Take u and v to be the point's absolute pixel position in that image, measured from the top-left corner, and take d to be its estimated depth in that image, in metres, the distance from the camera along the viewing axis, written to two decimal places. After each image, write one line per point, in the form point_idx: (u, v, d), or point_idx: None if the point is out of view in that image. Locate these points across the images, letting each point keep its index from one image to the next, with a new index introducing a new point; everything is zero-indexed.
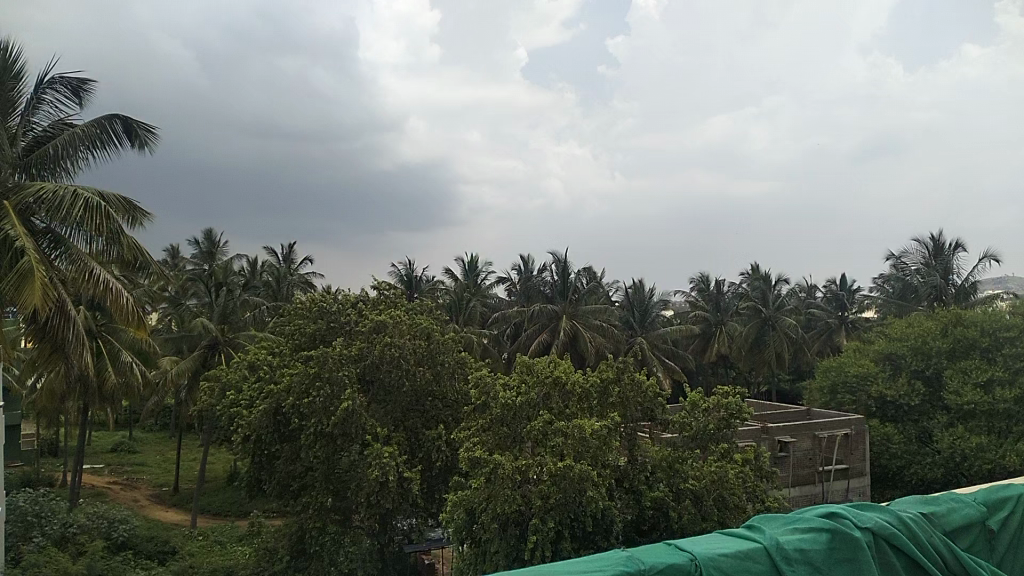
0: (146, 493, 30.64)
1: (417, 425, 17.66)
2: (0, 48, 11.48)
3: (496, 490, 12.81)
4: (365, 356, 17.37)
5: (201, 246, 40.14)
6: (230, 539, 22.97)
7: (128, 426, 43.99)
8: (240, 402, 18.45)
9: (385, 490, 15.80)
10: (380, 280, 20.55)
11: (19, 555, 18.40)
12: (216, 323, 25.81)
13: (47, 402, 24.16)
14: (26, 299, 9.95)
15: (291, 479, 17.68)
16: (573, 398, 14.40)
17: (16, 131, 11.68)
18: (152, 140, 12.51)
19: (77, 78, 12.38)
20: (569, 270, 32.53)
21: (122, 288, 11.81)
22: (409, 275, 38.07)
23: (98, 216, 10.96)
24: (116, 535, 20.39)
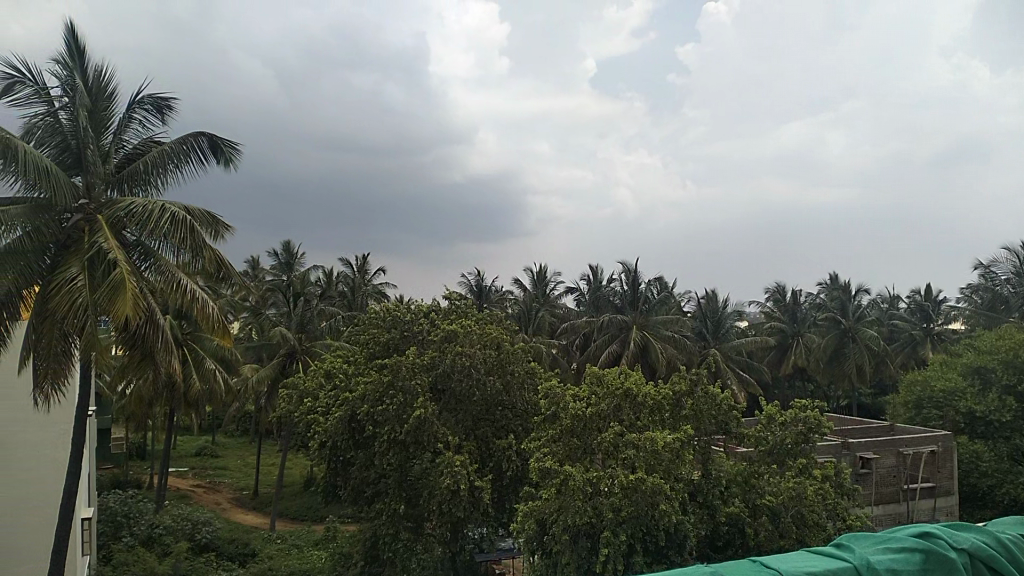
0: (228, 496, 31.69)
1: (487, 434, 17.74)
2: (95, 70, 12.12)
3: (566, 501, 12.77)
4: (437, 365, 17.60)
5: (280, 257, 41.36)
6: (306, 543, 23.48)
7: (211, 431, 45.66)
8: (317, 409, 18.92)
9: (457, 499, 15.96)
10: (451, 291, 20.80)
11: (110, 554, 19.27)
12: (293, 332, 26.62)
13: (136, 407, 25.30)
14: (119, 307, 10.50)
15: (365, 485, 17.96)
16: (644, 410, 14.05)
17: (109, 149, 12.32)
18: (235, 156, 12.93)
19: (164, 97, 12.95)
20: (639, 281, 32.17)
21: (208, 298, 12.26)
22: (479, 285, 38.37)
23: (184, 229, 11.46)
24: (199, 536, 21.10)
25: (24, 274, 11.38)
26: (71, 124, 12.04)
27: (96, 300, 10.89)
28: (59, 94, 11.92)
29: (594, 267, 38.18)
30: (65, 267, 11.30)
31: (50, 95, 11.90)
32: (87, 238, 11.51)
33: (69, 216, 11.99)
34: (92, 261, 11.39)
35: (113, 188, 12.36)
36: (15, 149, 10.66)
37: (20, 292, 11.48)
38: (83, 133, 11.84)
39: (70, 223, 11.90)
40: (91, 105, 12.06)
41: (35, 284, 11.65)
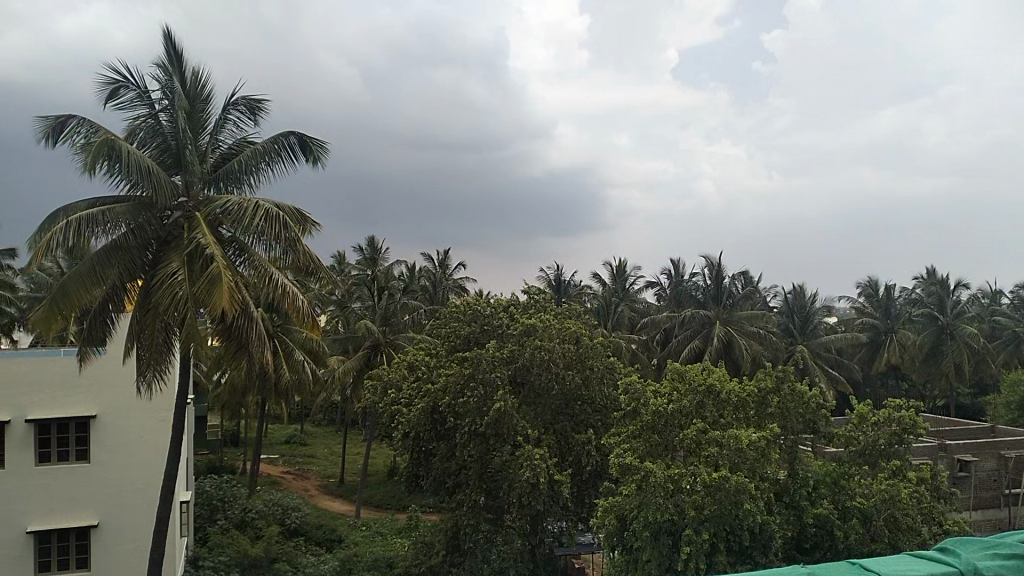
0: (315, 483, 32.76)
1: (566, 428, 17.75)
2: (192, 74, 12.68)
3: (646, 498, 12.69)
4: (516, 359, 17.68)
5: (364, 252, 42.38)
6: (390, 531, 24.02)
7: (300, 420, 47.30)
8: (400, 401, 19.34)
9: (536, 492, 16.06)
10: (530, 285, 20.88)
11: (206, 536, 20.26)
12: (378, 325, 27.33)
13: (230, 396, 26.44)
14: (217, 300, 10.98)
15: (446, 476, 18.22)
16: (728, 407, 13.76)
17: (205, 149, 12.87)
18: (323, 155, 13.28)
19: (256, 99, 13.44)
20: (723, 275, 31.48)
21: (298, 292, 12.66)
22: (558, 279, 38.42)
23: (276, 226, 11.88)
24: (289, 521, 21.87)
25: (129, 267, 12.06)
26: (171, 125, 12.65)
27: (194, 293, 11.43)
28: (160, 97, 12.53)
29: (675, 261, 37.59)
30: (166, 262, 11.90)
31: (152, 97, 12.52)
32: (187, 233, 12.08)
33: (169, 214, 12.62)
34: (191, 256, 11.93)
35: (210, 187, 12.91)
36: (119, 149, 11.29)
37: (125, 285, 12.18)
38: (181, 134, 12.42)
39: (171, 221, 12.51)
40: (189, 107, 12.64)
41: (138, 278, 12.33)
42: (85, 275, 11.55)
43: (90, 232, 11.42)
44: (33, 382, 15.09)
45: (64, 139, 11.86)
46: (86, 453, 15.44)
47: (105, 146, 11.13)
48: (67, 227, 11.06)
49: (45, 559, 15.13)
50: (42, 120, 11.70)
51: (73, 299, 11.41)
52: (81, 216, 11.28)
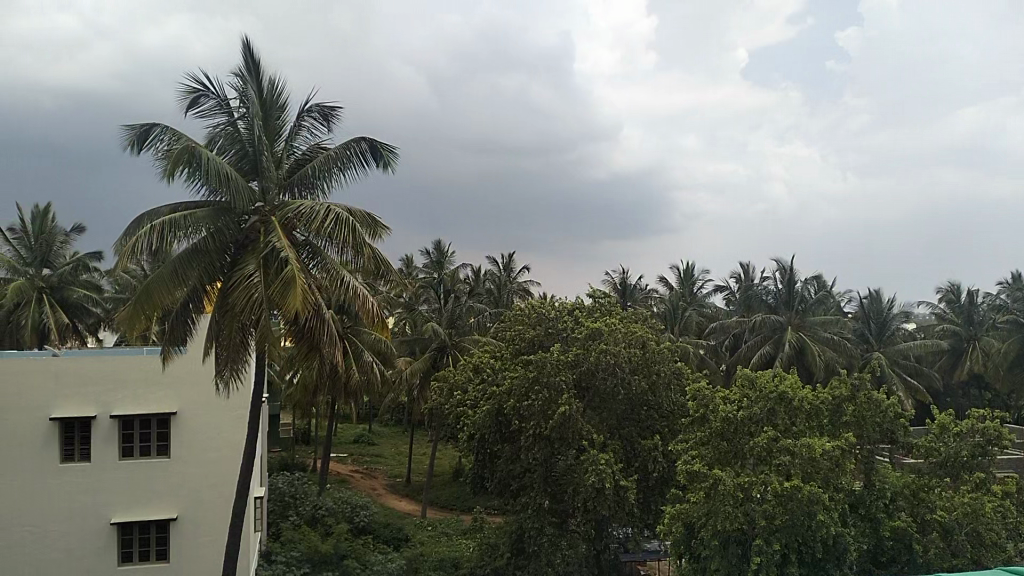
0: (383, 482, 33.36)
1: (632, 434, 17.58)
2: (269, 82, 13.07)
3: (716, 505, 12.51)
4: (581, 362, 17.49)
5: (431, 256, 42.90)
6: (455, 531, 24.22)
7: (368, 420, 48.22)
8: (465, 402, 19.54)
9: (602, 497, 16.03)
10: (595, 289, 20.81)
11: (280, 531, 20.90)
12: (444, 328, 27.66)
13: (302, 395, 27.16)
14: (290, 302, 11.33)
15: (511, 479, 18.31)
16: (801, 415, 13.38)
17: (281, 156, 13.24)
18: (393, 159, 13.47)
19: (329, 106, 13.77)
20: (795, 278, 30.68)
21: (368, 294, 12.91)
22: (624, 283, 38.13)
23: (347, 230, 12.15)
24: (358, 519, 22.29)
25: (208, 270, 12.53)
26: (248, 132, 13.07)
27: (270, 295, 11.80)
28: (238, 105, 12.97)
29: (745, 264, 36.86)
30: (243, 264, 12.32)
31: (231, 105, 12.96)
32: (263, 237, 12.45)
33: (246, 218, 13.04)
34: (267, 259, 12.31)
35: (285, 192, 13.28)
36: (199, 157, 11.72)
37: (205, 286, 12.66)
38: (259, 141, 12.83)
39: (248, 225, 12.93)
40: (265, 115, 13.04)
41: (217, 280, 12.80)
42: (168, 276, 12.05)
43: (172, 236, 11.91)
44: (117, 379, 15.81)
45: (148, 147, 12.36)
46: (166, 449, 16.07)
47: (187, 153, 11.57)
48: (152, 231, 11.56)
49: (128, 549, 15.84)
50: (129, 128, 12.24)
51: (156, 299, 11.94)
52: (165, 220, 11.78)
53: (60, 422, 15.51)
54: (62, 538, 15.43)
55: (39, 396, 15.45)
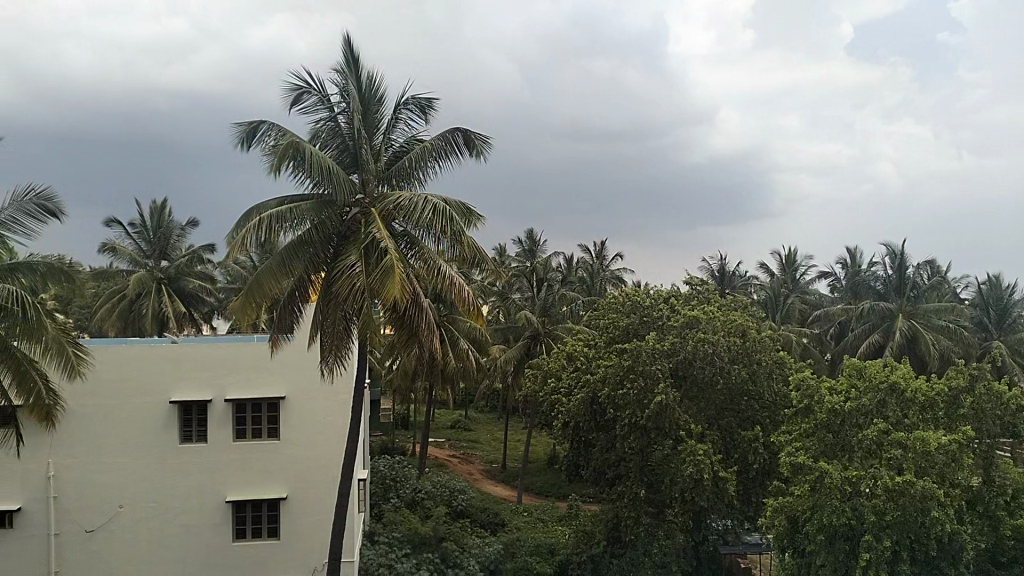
0: (479, 468, 33.90)
1: (731, 424, 17.23)
2: (367, 77, 13.39)
3: (822, 499, 12.20)
4: (678, 350, 17.23)
5: (524, 245, 43.08)
6: (551, 518, 24.36)
7: (464, 406, 49.06)
8: (560, 390, 19.58)
9: (700, 488, 15.91)
10: (692, 276, 20.45)
11: (381, 512, 21.60)
12: (538, 316, 27.81)
13: (401, 381, 27.88)
14: (389, 290, 11.63)
15: (606, 468, 18.22)
16: (913, 407, 12.80)
17: (379, 148, 13.55)
18: (486, 148, 13.56)
19: (425, 97, 14.00)
20: (906, 264, 29.16)
21: (464, 283, 13.08)
22: (722, 270, 37.26)
23: (444, 220, 12.34)
24: (455, 503, 22.75)
25: (312, 261, 12.99)
26: (348, 126, 13.46)
27: (371, 284, 12.16)
28: (339, 100, 13.35)
29: (851, 249, 35.31)
30: (345, 255, 12.71)
31: (332, 101, 13.37)
32: (363, 229, 12.80)
33: (347, 210, 13.44)
34: (368, 249, 12.66)
35: (383, 184, 13.59)
36: (303, 151, 12.16)
37: (309, 277, 13.13)
38: (359, 135, 13.20)
39: (349, 217, 13.32)
40: (365, 109, 13.37)
41: (321, 270, 13.26)
42: (276, 268, 12.61)
43: (279, 228, 12.41)
44: (230, 365, 16.65)
45: (255, 143, 12.90)
46: (276, 431, 16.82)
47: (292, 148, 12.03)
48: (260, 224, 12.08)
49: (242, 526, 16.69)
50: (239, 126, 12.82)
51: (265, 290, 12.49)
52: (272, 213, 12.28)
53: (179, 405, 16.50)
54: (182, 514, 16.44)
55: (160, 380, 16.48)
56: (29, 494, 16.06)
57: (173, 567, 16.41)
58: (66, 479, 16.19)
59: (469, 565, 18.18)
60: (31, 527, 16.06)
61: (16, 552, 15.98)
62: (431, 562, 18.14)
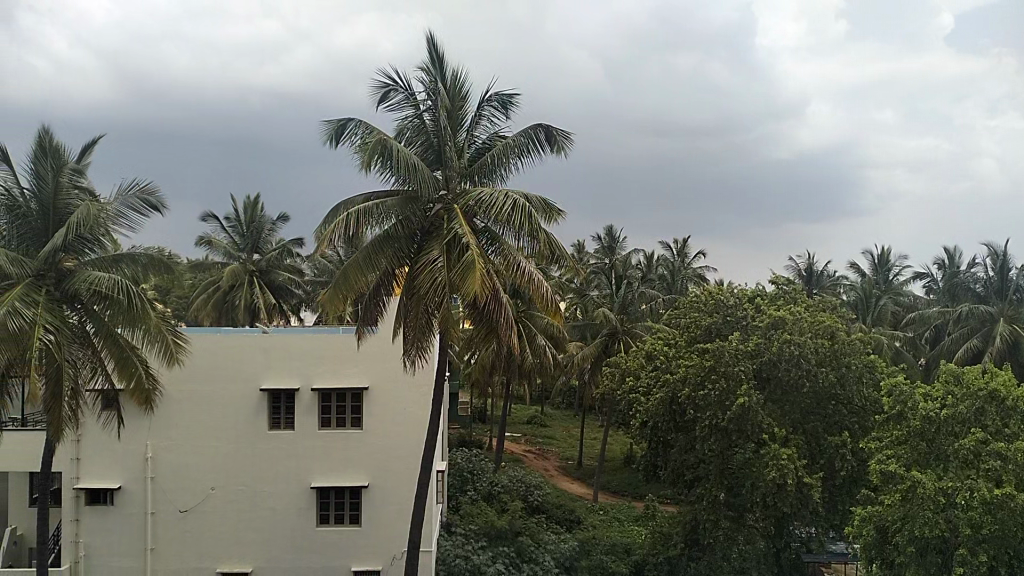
0: (555, 464, 33.96)
1: (818, 429, 16.69)
2: (452, 74, 13.54)
3: (914, 509, 11.73)
4: (762, 352, 16.80)
5: (603, 241, 42.79)
6: (627, 517, 24.19)
7: (541, 402, 49.15)
8: (639, 389, 19.43)
9: (783, 494, 15.59)
10: (778, 275, 19.92)
11: (458, 504, 21.90)
12: (616, 313, 27.62)
13: (479, 375, 28.19)
14: (468, 286, 11.76)
15: (685, 469, 17.97)
16: (1015, 417, 12.15)
17: (462, 145, 13.69)
18: (568, 144, 13.52)
19: (507, 94, 14.07)
20: (1010, 265, 27.62)
21: (543, 279, 13.10)
22: (809, 269, 36.19)
23: (524, 216, 12.38)
24: (532, 498, 22.86)
25: (396, 256, 13.28)
26: (433, 124, 13.66)
27: (451, 279, 12.33)
28: (425, 98, 13.56)
29: (949, 250, 33.69)
30: (428, 250, 12.93)
31: (418, 99, 13.60)
32: (445, 224, 12.97)
33: (431, 206, 13.66)
34: (450, 245, 12.83)
35: (466, 181, 13.74)
36: (390, 149, 12.43)
37: (394, 271, 13.44)
38: (443, 133, 13.39)
39: (433, 212, 13.55)
40: (450, 106, 13.53)
41: (404, 265, 13.52)
42: (363, 261, 12.96)
43: (366, 224, 12.73)
44: (317, 355, 17.20)
45: (344, 140, 13.25)
46: (359, 421, 17.26)
47: (379, 146, 12.31)
48: (347, 220, 12.41)
49: (325, 512, 17.21)
50: (328, 124, 13.20)
51: (351, 283, 12.86)
52: (360, 209, 12.61)
53: (269, 393, 17.16)
54: (269, 498, 17.07)
55: (251, 368, 17.18)
56: (128, 474, 16.98)
57: (260, 548, 17.05)
58: (163, 460, 17.04)
59: (544, 561, 18.19)
60: (131, 505, 17.00)
61: (117, 528, 16.96)
62: (507, 555, 18.23)
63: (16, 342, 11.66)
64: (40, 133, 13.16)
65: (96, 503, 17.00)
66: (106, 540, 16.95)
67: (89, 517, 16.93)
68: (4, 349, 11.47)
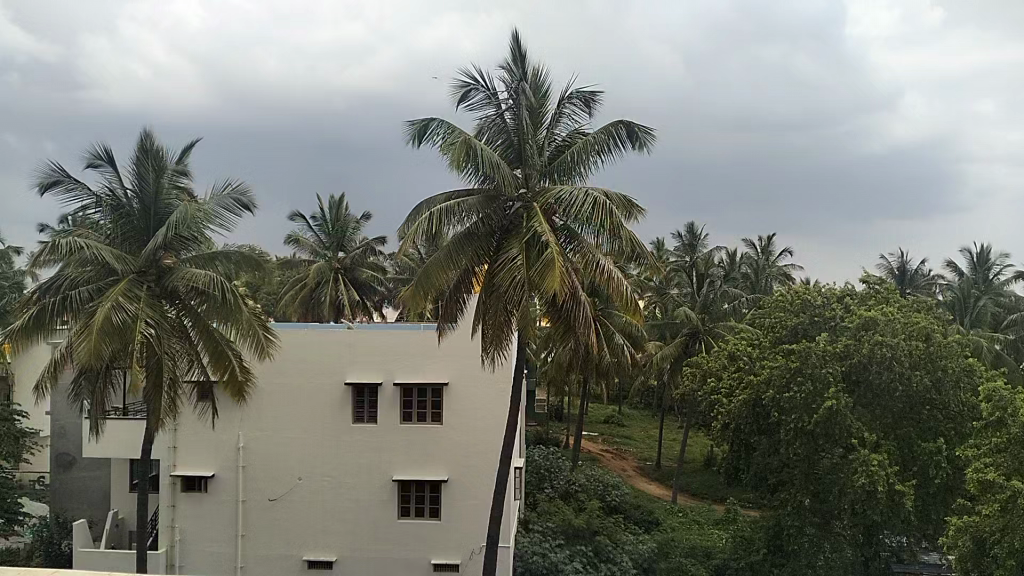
0: (633, 464, 33.64)
1: (911, 435, 15.99)
2: (533, 73, 13.58)
3: (1014, 521, 11.16)
4: (851, 354, 16.22)
5: (684, 239, 42.10)
6: (708, 521, 23.76)
7: (619, 402, 48.80)
8: (720, 390, 19.09)
9: (873, 501, 15.01)
10: (868, 274, 19.19)
11: (535, 502, 21.96)
12: (698, 312, 27.10)
13: (556, 373, 28.19)
14: (549, 284, 11.74)
15: (768, 473, 17.47)
16: None
17: (543, 143, 13.71)
18: (650, 141, 13.36)
19: (589, 91, 14.01)
20: None
21: (622, 277, 12.99)
22: (901, 268, 34.70)
23: (604, 213, 12.29)
24: (610, 498, 22.70)
25: (477, 253, 13.43)
26: (514, 123, 13.74)
27: (530, 277, 12.37)
28: (506, 97, 13.65)
29: None
30: (507, 249, 13.00)
31: (499, 98, 13.70)
32: (525, 223, 13.03)
33: (511, 204, 13.74)
34: (529, 244, 12.87)
35: (546, 178, 13.74)
36: (473, 148, 12.57)
37: (473, 269, 13.59)
38: (524, 131, 13.45)
39: (513, 211, 13.60)
40: (530, 104, 13.57)
41: (484, 263, 13.64)
42: (444, 259, 13.15)
43: (447, 222, 12.90)
44: (398, 350, 17.56)
45: (426, 139, 13.48)
46: (439, 416, 17.50)
47: (465, 146, 12.45)
48: (429, 218, 12.59)
49: (406, 504, 17.54)
50: (411, 124, 13.44)
51: (432, 281, 13.06)
52: (441, 208, 12.75)
53: (353, 387, 17.62)
54: (352, 490, 17.53)
55: (337, 363, 17.69)
56: (221, 463, 17.74)
57: (344, 538, 17.53)
58: (254, 450, 17.73)
59: (622, 561, 18.05)
60: (223, 493, 17.75)
61: (210, 514, 17.74)
62: (584, 554, 18.13)
63: (120, 335, 12.38)
64: (141, 137, 13.89)
65: (192, 490, 17.82)
66: (200, 526, 17.73)
67: (185, 503, 17.76)
68: (111, 341, 12.18)
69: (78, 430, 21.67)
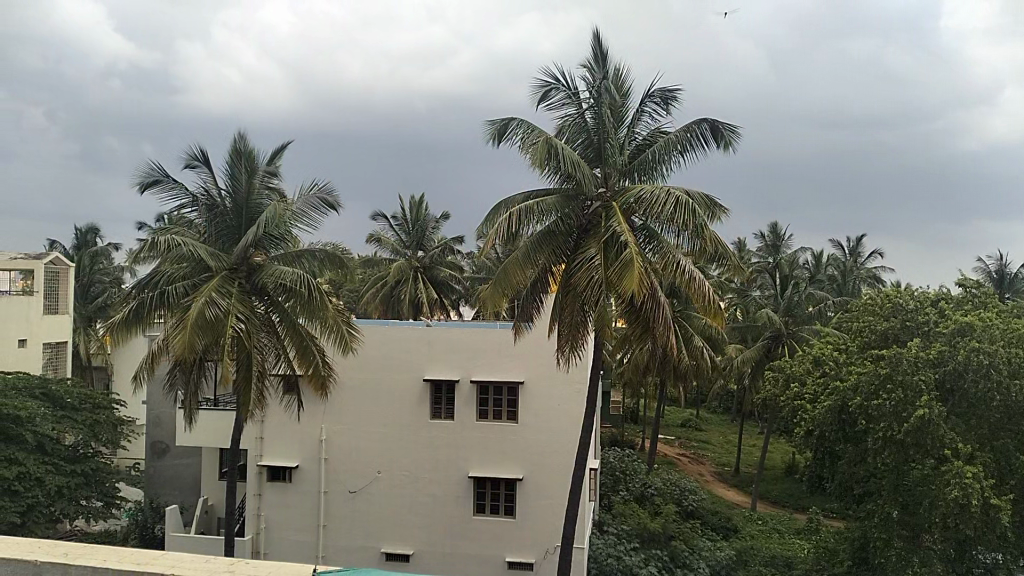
0: (711, 469, 33.04)
1: (1009, 447, 15.17)
2: (615, 71, 13.51)
3: None
4: (945, 361, 15.44)
5: (767, 240, 41.06)
6: (788, 529, 23.15)
7: (696, 405, 48.03)
8: (805, 396, 18.55)
9: (967, 515, 14.29)
10: (966, 278, 18.25)
11: (611, 503, 21.84)
12: (781, 315, 26.36)
13: (633, 375, 27.93)
14: (627, 283, 11.62)
15: (854, 483, 16.96)
16: None
17: (623, 142, 13.63)
18: (735, 139, 13.09)
19: (670, 89, 13.83)
20: None
21: (703, 277, 12.77)
22: (1000, 272, 32.96)
23: (686, 212, 12.08)
24: (686, 503, 22.36)
25: (555, 252, 13.43)
26: (594, 122, 13.69)
27: (608, 277, 12.27)
28: (587, 96, 13.62)
29: None
30: (586, 249, 12.95)
31: (580, 97, 13.68)
32: (604, 222, 12.95)
33: (590, 204, 13.69)
34: (608, 243, 12.78)
35: (626, 178, 13.65)
36: (555, 148, 12.57)
37: (551, 269, 13.60)
38: (605, 130, 13.39)
39: (592, 210, 13.53)
40: (611, 104, 13.50)
41: (562, 263, 13.63)
42: (522, 258, 13.20)
43: (526, 221, 12.92)
44: (475, 349, 17.75)
45: (506, 139, 13.56)
46: (515, 414, 17.60)
47: (546, 145, 12.44)
48: (509, 217, 12.63)
49: (480, 501, 17.67)
50: (491, 124, 13.55)
51: (511, 280, 13.09)
52: (520, 207, 12.79)
53: (430, 384, 17.90)
54: (430, 485, 17.80)
55: (416, 360, 18.02)
56: (306, 455, 18.33)
57: (421, 532, 17.83)
58: (336, 443, 18.23)
59: (698, 567, 17.76)
60: (306, 483, 18.30)
61: (293, 504, 18.32)
62: (660, 558, 17.91)
63: (213, 329, 12.92)
64: (235, 138, 14.48)
65: (277, 480, 18.46)
66: (285, 515, 18.34)
67: (269, 492, 18.40)
68: (203, 334, 12.71)
69: (171, 419, 22.73)
